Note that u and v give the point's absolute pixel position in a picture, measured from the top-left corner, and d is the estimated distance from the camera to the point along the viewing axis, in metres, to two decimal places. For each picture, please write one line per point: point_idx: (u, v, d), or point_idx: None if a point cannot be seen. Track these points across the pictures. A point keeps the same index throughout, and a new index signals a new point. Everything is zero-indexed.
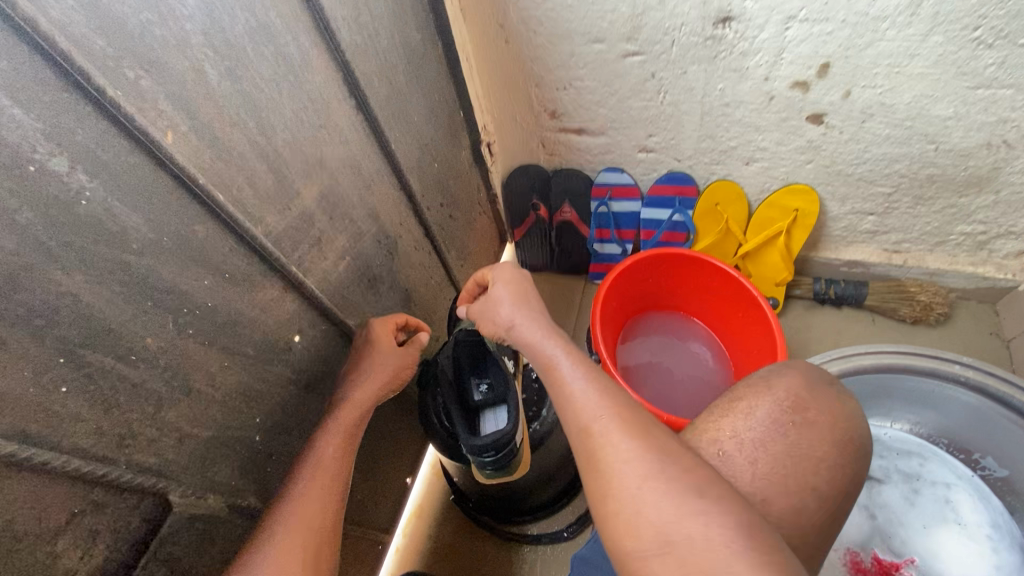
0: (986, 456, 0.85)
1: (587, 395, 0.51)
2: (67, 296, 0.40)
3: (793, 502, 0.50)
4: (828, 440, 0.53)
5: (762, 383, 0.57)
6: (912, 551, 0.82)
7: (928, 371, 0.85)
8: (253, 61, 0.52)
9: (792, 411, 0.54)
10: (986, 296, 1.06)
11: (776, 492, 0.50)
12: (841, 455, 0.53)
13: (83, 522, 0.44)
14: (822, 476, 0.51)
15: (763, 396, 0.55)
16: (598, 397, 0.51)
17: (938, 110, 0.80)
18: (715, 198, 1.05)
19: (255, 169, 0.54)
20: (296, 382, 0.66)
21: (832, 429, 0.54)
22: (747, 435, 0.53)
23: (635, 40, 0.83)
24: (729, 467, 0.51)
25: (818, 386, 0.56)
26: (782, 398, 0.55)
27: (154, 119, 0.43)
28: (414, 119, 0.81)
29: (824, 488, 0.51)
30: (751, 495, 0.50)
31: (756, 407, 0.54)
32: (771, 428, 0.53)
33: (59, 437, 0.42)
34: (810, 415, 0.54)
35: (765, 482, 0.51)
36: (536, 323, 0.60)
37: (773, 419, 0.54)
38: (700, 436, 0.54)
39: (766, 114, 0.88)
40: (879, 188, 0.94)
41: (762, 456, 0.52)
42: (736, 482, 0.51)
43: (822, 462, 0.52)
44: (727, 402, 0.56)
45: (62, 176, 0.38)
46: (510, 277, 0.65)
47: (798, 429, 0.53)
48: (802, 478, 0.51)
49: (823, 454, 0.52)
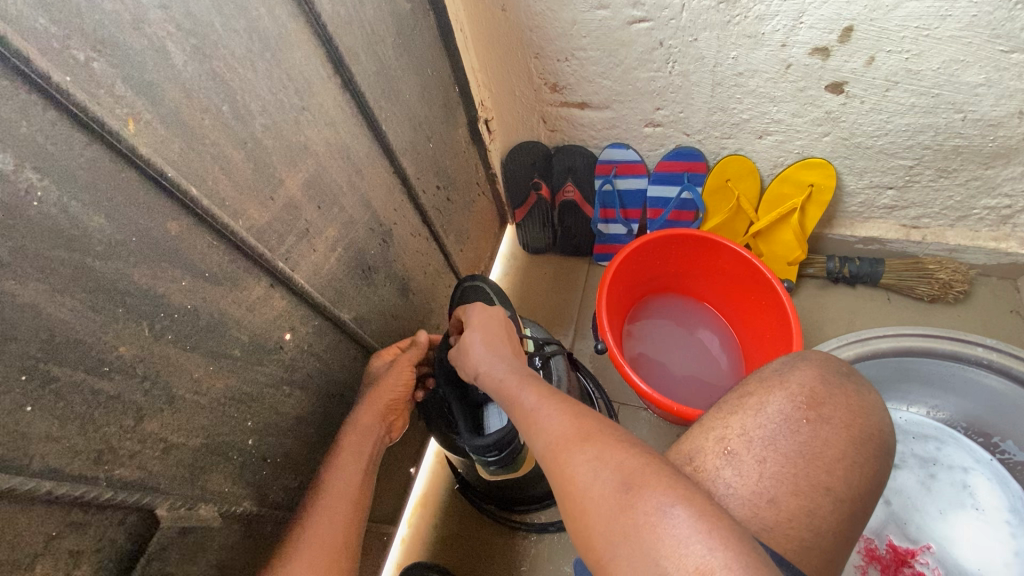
0: (1006, 440, 0.83)
1: (538, 413, 0.51)
2: (23, 307, 0.36)
3: (805, 503, 0.47)
4: (844, 437, 0.50)
5: (775, 377, 0.53)
6: (928, 538, 0.80)
7: (949, 355, 0.81)
8: (223, 37, 0.46)
9: (807, 406, 0.51)
10: (1007, 273, 1.02)
11: (786, 492, 0.47)
12: (859, 453, 0.49)
13: (62, 544, 0.41)
14: (838, 476, 0.48)
15: (775, 391, 0.52)
16: (549, 412, 0.50)
17: (969, 76, 0.74)
18: (725, 174, 0.99)
19: (231, 157, 0.49)
20: (289, 382, 0.63)
21: (850, 426, 0.50)
22: (757, 432, 0.50)
23: (642, 5, 0.77)
24: (736, 466, 0.48)
25: (834, 379, 0.53)
26: (795, 392, 0.51)
27: (111, 106, 0.39)
28: (405, 96, 0.75)
29: (838, 488, 0.48)
30: (758, 495, 0.47)
31: (767, 403, 0.51)
32: (783, 425, 0.50)
33: (26, 459, 0.38)
34: (825, 411, 0.50)
35: (774, 481, 0.47)
36: (504, 359, 0.60)
37: (784, 415, 0.50)
38: (706, 434, 0.51)
39: (782, 84, 0.82)
40: (900, 161, 0.89)
41: (771, 454, 0.49)
42: (742, 482, 0.48)
43: (838, 462, 0.49)
44: (737, 398, 0.53)
45: (8, 175, 0.34)
46: (481, 319, 0.66)
47: (813, 426, 0.50)
48: (814, 477, 0.48)
49: (838, 453, 0.49)
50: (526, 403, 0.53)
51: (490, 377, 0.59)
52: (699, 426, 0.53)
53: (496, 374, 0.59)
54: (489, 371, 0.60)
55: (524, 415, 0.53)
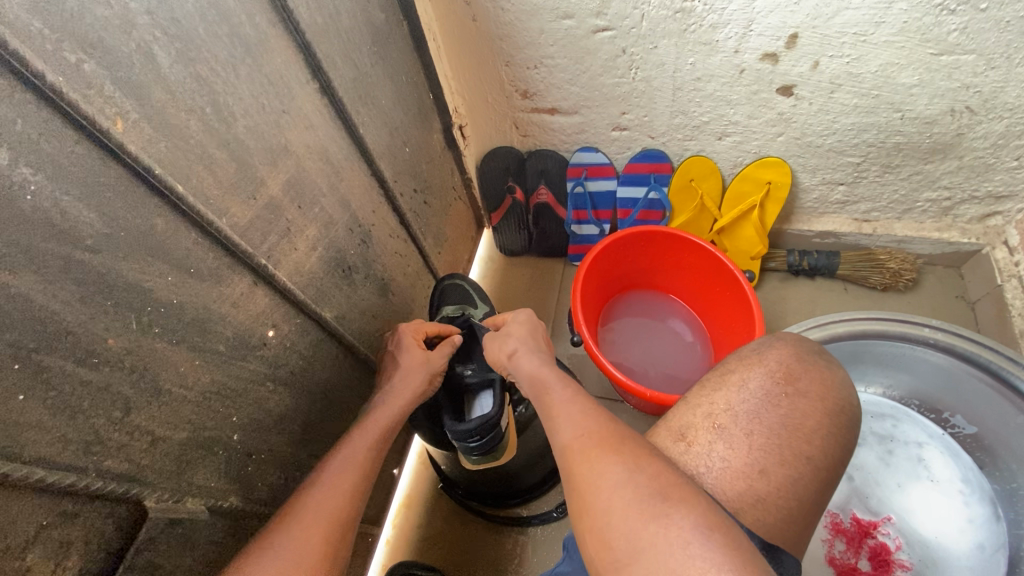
0: (956, 415, 0.88)
1: (564, 412, 0.55)
2: (18, 298, 0.38)
3: (791, 471, 0.50)
4: (819, 408, 0.53)
5: (753, 355, 0.57)
6: (889, 509, 0.85)
7: (900, 336, 0.87)
8: (206, 42, 0.49)
9: (784, 381, 0.54)
10: (951, 261, 1.10)
11: (773, 463, 0.50)
12: (833, 422, 0.53)
13: (53, 533, 0.42)
14: (816, 445, 0.51)
15: (755, 368, 0.55)
16: (573, 414, 0.54)
17: (904, 78, 0.81)
18: (689, 174, 1.05)
19: (215, 157, 0.51)
20: (274, 378, 0.64)
21: (824, 398, 0.53)
22: (740, 407, 0.53)
23: (604, 15, 0.82)
24: (726, 440, 0.51)
25: (807, 357, 0.56)
26: (773, 368, 0.54)
27: (101, 106, 0.41)
28: (381, 102, 0.78)
29: (818, 457, 0.51)
30: (748, 466, 0.50)
31: (748, 379, 0.54)
32: (764, 399, 0.53)
33: (18, 447, 0.39)
34: (801, 385, 0.53)
35: (761, 453, 0.50)
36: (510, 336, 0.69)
37: (765, 390, 0.53)
38: (694, 411, 0.55)
39: (737, 88, 0.88)
40: (849, 158, 0.95)
41: (756, 427, 0.52)
42: (733, 456, 0.51)
43: (816, 432, 0.52)
44: (719, 376, 0.57)
45: (3, 169, 0.35)
46: (531, 326, 0.71)
47: (791, 400, 0.53)
48: (796, 447, 0.51)
49: (816, 422, 0.52)
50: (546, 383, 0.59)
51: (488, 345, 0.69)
52: (684, 404, 0.56)
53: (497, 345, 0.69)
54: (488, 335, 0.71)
55: (553, 418, 0.55)
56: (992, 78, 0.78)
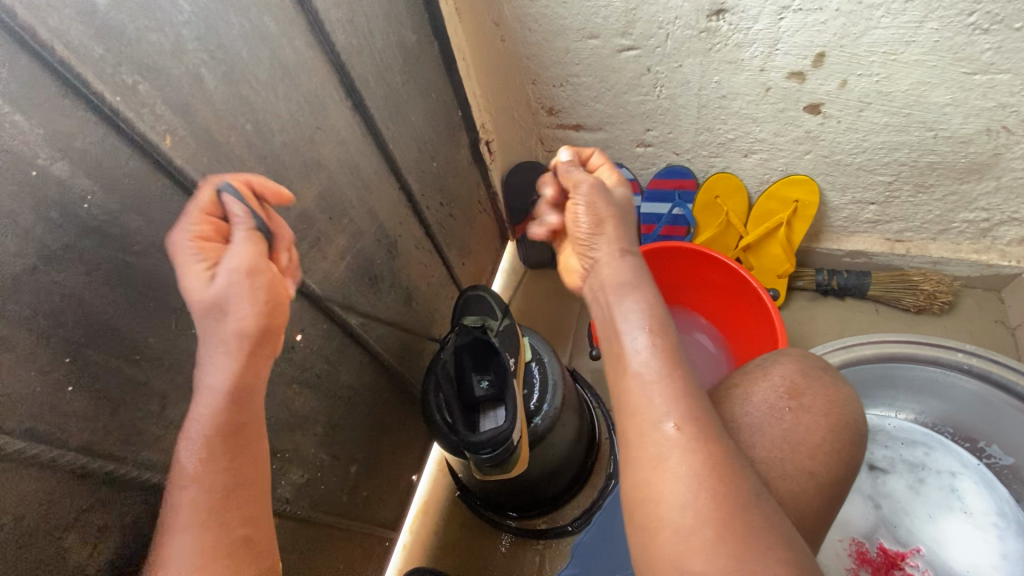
0: (992, 444, 0.85)
1: (655, 372, 0.44)
2: (71, 298, 0.41)
3: (792, 486, 0.48)
4: (825, 425, 0.52)
5: (758, 369, 0.56)
6: (918, 541, 0.81)
7: (931, 360, 0.84)
8: (249, 65, 0.53)
9: (788, 396, 0.53)
10: (991, 284, 1.05)
11: (774, 476, 0.49)
12: (838, 439, 0.51)
13: (91, 518, 0.45)
14: (819, 461, 0.50)
15: (758, 382, 0.54)
16: (661, 374, 0.44)
17: (936, 97, 0.80)
18: (715, 191, 1.05)
19: (253, 171, 0.55)
20: (300, 380, 0.67)
21: (829, 414, 0.52)
22: (743, 420, 0.52)
23: (629, 35, 0.83)
24: None
25: (812, 371, 0.55)
26: (777, 383, 0.54)
27: (152, 123, 0.44)
28: (411, 118, 0.81)
29: (821, 472, 0.50)
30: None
31: (752, 393, 0.54)
32: (767, 413, 0.52)
33: (67, 435, 0.43)
34: (806, 401, 0.53)
35: (763, 466, 0.49)
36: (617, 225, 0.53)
37: (769, 404, 0.52)
38: None
39: (763, 106, 0.88)
40: (879, 177, 0.94)
41: (759, 440, 0.51)
42: None
43: (819, 448, 0.50)
44: (723, 390, 0.56)
45: (64, 181, 0.39)
46: (622, 201, 0.55)
47: (795, 414, 0.52)
48: (799, 462, 0.50)
49: (820, 439, 0.51)
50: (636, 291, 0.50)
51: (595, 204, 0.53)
52: None
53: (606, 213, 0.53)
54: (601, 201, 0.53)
55: (637, 397, 0.44)
56: None
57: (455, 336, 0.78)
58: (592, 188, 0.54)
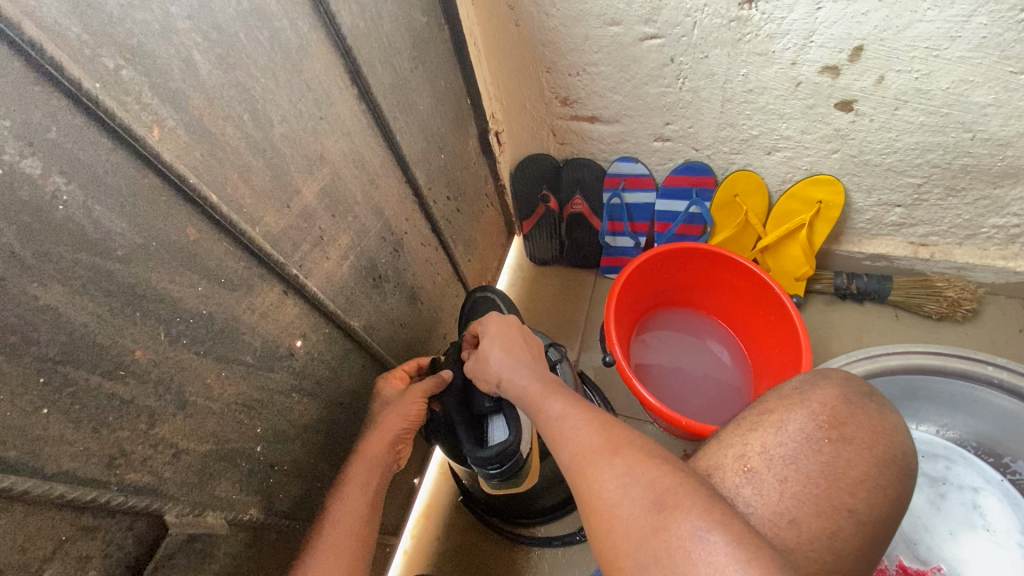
0: (1018, 460, 0.82)
1: (568, 426, 0.50)
2: (46, 311, 0.37)
3: (827, 524, 0.45)
4: (867, 459, 0.48)
5: (794, 396, 0.52)
6: (939, 558, 0.79)
7: (959, 373, 0.81)
8: (246, 48, 0.47)
9: (828, 426, 0.49)
10: (1016, 291, 1.02)
11: (807, 514, 0.45)
12: (884, 475, 0.47)
13: (71, 547, 0.41)
14: (862, 498, 0.46)
15: (795, 409, 0.51)
16: (577, 426, 0.49)
17: (978, 96, 0.75)
18: (734, 189, 1.00)
19: (250, 165, 0.50)
20: (299, 389, 0.63)
21: (874, 447, 0.48)
22: (776, 451, 0.48)
23: (654, 22, 0.78)
24: (755, 484, 0.47)
25: (856, 398, 0.51)
26: (816, 411, 0.50)
27: (138, 113, 0.39)
28: (419, 108, 0.76)
29: (862, 511, 0.45)
30: (778, 514, 0.45)
31: (787, 421, 0.50)
32: (803, 444, 0.49)
33: (42, 462, 0.38)
34: (847, 431, 0.49)
35: (794, 501, 0.46)
36: (525, 366, 0.61)
37: (805, 434, 0.49)
38: (725, 451, 0.50)
39: (791, 101, 0.83)
40: (909, 179, 0.89)
41: (792, 474, 0.47)
42: (764, 501, 0.46)
43: (861, 483, 0.46)
44: (756, 416, 0.52)
45: (36, 179, 0.35)
46: (496, 328, 0.67)
47: (835, 446, 0.48)
48: (837, 498, 0.46)
49: (862, 474, 0.47)
50: (540, 383, 0.58)
51: (492, 351, 0.64)
52: (717, 443, 0.52)
53: (505, 340, 0.65)
54: (490, 327, 0.67)
55: (557, 442, 0.50)
56: None
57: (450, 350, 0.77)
58: (496, 319, 0.68)
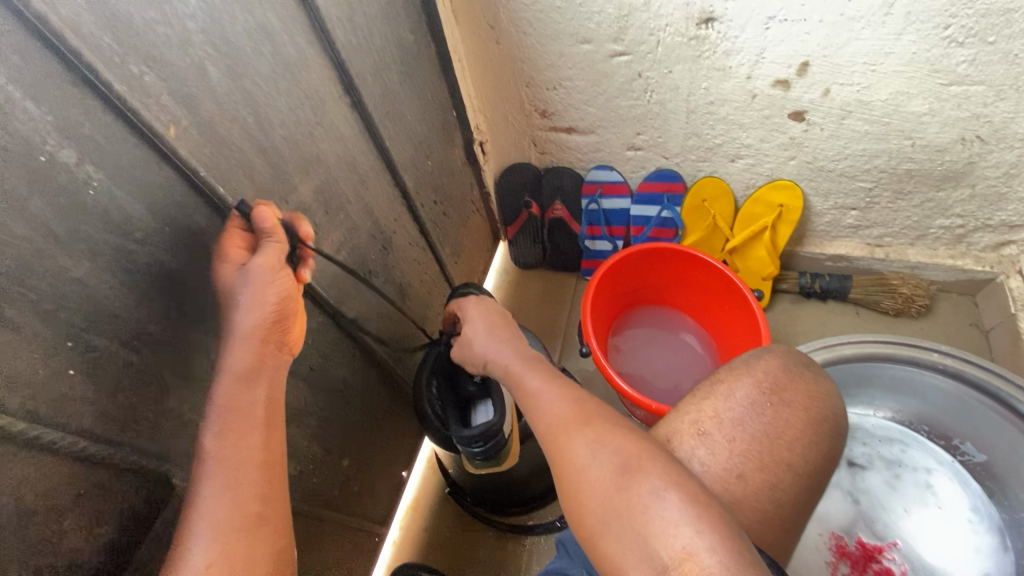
0: (966, 442, 0.86)
1: (545, 397, 0.55)
2: (76, 283, 0.42)
3: (768, 477, 0.51)
4: (803, 418, 0.54)
5: (742, 366, 0.57)
6: (895, 534, 0.84)
7: (908, 360, 0.86)
8: (251, 60, 0.54)
9: (771, 392, 0.55)
10: (966, 288, 1.09)
11: (752, 468, 0.51)
12: (816, 432, 0.54)
13: (87, 501, 0.46)
14: (797, 453, 0.52)
15: (743, 378, 0.56)
16: (553, 397, 0.54)
17: (914, 106, 0.83)
18: (702, 195, 1.07)
19: (253, 163, 0.56)
20: (295, 372, 0.68)
21: (808, 408, 0.54)
22: (726, 415, 0.53)
23: (622, 40, 0.85)
24: (708, 446, 0.52)
25: (795, 368, 0.57)
26: (760, 379, 0.55)
27: (157, 113, 0.45)
28: (407, 117, 0.83)
29: (798, 464, 0.52)
30: (727, 470, 0.51)
31: (735, 389, 0.55)
32: (748, 408, 0.54)
33: (66, 418, 0.43)
34: (786, 396, 0.54)
35: (741, 458, 0.51)
36: (506, 344, 0.65)
37: (750, 399, 0.54)
38: (682, 418, 0.55)
39: (749, 112, 0.91)
40: (860, 183, 0.97)
41: (739, 434, 0.52)
42: (713, 459, 0.51)
43: (797, 440, 0.53)
44: (709, 385, 0.57)
45: (71, 167, 0.40)
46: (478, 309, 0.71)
47: (776, 409, 0.54)
48: (776, 454, 0.52)
49: (798, 431, 0.53)
50: (520, 358, 0.62)
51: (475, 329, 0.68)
52: (674, 412, 0.56)
53: (488, 319, 0.69)
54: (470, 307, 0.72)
55: (535, 411, 0.55)
56: (1002, 108, 0.80)
57: (431, 348, 0.81)
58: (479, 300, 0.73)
